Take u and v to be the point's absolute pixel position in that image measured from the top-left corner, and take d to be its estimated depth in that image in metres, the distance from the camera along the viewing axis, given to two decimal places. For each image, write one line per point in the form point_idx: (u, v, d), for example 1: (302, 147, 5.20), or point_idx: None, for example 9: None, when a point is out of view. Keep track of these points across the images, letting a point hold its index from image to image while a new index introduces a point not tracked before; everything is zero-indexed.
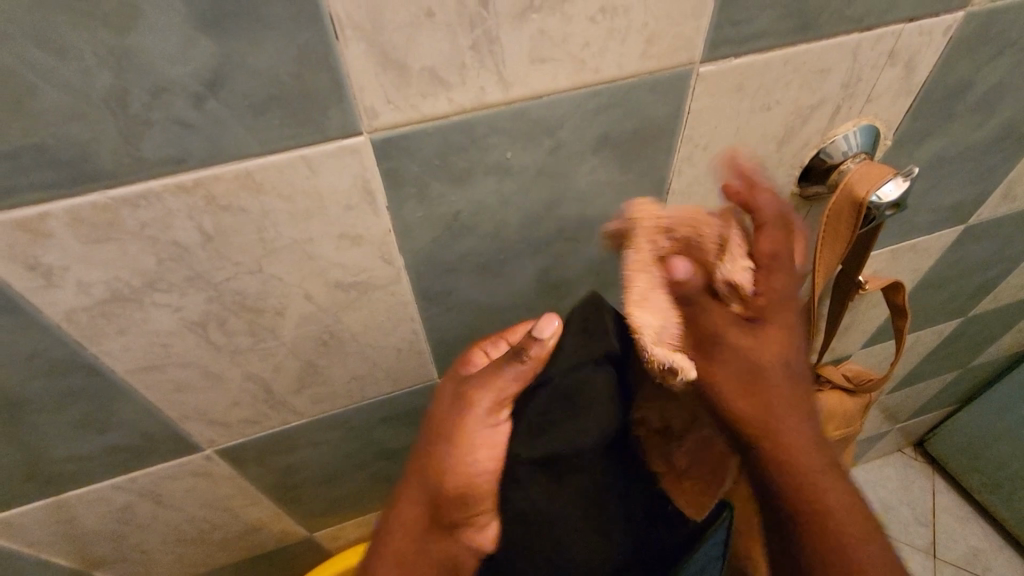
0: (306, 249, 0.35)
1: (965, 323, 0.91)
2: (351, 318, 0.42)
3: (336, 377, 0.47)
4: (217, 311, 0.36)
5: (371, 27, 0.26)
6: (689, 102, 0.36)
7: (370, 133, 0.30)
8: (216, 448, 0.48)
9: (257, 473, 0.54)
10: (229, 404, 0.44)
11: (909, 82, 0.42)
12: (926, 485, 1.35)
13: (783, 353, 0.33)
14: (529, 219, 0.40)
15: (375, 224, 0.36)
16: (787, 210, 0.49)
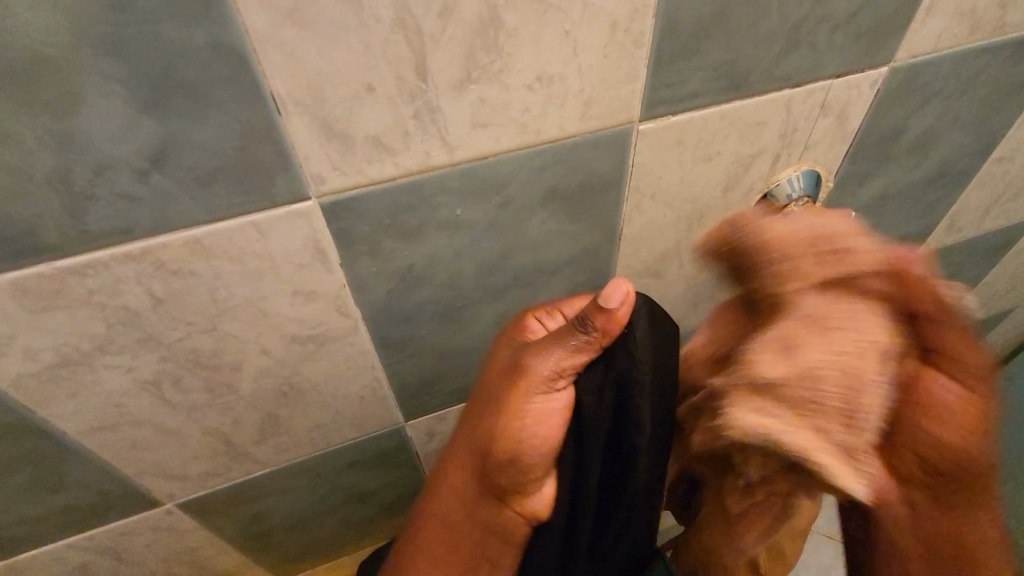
0: (260, 306, 0.36)
1: None
2: (310, 369, 0.42)
3: (298, 426, 0.47)
4: (171, 370, 0.36)
5: (312, 102, 0.27)
6: (632, 156, 0.38)
7: (318, 198, 0.31)
8: (176, 502, 0.48)
9: (222, 524, 0.53)
10: (188, 457, 0.44)
11: (843, 130, 0.44)
12: None
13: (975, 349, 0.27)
14: (484, 269, 0.41)
15: (329, 280, 0.36)
16: None
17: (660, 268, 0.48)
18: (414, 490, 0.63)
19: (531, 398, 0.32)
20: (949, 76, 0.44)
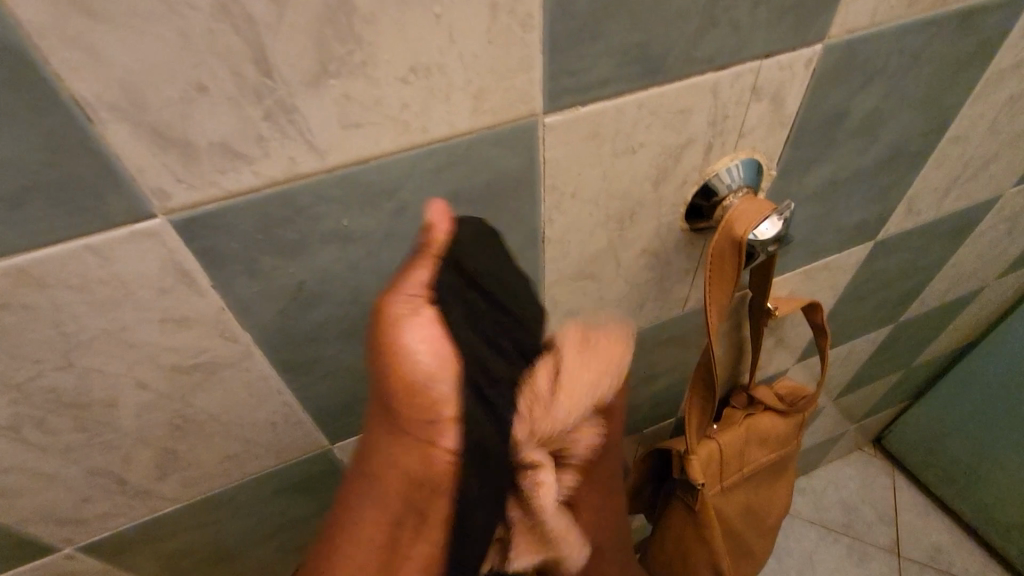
0: (123, 337, 0.32)
1: (898, 327, 0.92)
2: (204, 399, 0.38)
3: (206, 457, 0.43)
4: (30, 412, 0.33)
5: (129, 105, 0.23)
6: (542, 152, 0.34)
7: (166, 215, 0.27)
8: (77, 546, 0.44)
9: (141, 563, 0.50)
10: (78, 500, 0.40)
11: (781, 114, 0.41)
12: (886, 482, 1.36)
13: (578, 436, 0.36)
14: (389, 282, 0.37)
15: (203, 305, 0.32)
16: (681, 245, 0.48)
17: (594, 269, 0.45)
18: None
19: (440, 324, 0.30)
20: (893, 52, 0.41)
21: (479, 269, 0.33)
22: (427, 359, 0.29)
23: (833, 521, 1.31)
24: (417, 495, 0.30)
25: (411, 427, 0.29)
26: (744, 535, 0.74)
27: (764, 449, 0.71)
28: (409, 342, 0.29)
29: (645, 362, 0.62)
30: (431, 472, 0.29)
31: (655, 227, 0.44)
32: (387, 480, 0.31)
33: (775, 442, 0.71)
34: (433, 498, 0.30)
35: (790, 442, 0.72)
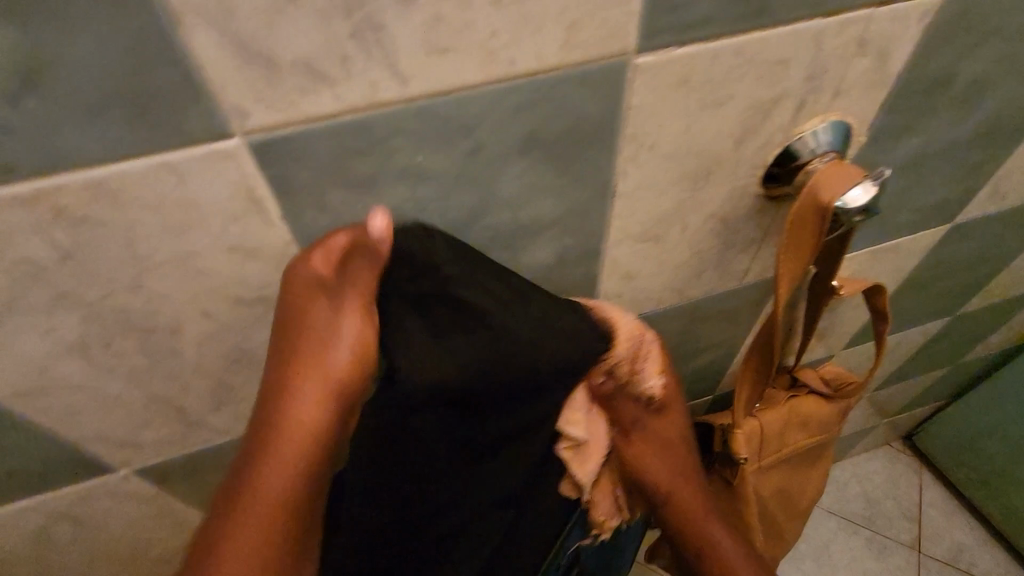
0: (192, 263, 0.31)
1: (953, 321, 0.88)
2: (263, 335, 0.38)
3: (259, 394, 0.43)
4: (99, 333, 0.33)
5: (218, 10, 0.22)
6: (627, 97, 0.32)
7: (244, 136, 0.26)
8: (133, 469, 0.45)
9: (190, 491, 0.51)
10: (137, 424, 0.41)
11: (882, 74, 0.38)
12: (913, 480, 1.33)
13: (669, 426, 0.45)
14: (454, 227, 0.36)
15: (270, 236, 0.32)
16: (751, 213, 0.45)
17: (659, 232, 0.43)
18: None
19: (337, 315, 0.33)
20: (1016, 10, 0.37)
21: (473, 275, 0.32)
22: (347, 351, 0.33)
23: (853, 513, 1.29)
24: (312, 451, 0.33)
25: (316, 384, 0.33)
26: (776, 517, 0.73)
27: (807, 431, 0.69)
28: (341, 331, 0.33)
29: (692, 335, 0.61)
30: (315, 432, 0.33)
31: (729, 191, 0.42)
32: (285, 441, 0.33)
33: (817, 426, 0.69)
34: (331, 441, 0.34)
35: (834, 426, 0.70)
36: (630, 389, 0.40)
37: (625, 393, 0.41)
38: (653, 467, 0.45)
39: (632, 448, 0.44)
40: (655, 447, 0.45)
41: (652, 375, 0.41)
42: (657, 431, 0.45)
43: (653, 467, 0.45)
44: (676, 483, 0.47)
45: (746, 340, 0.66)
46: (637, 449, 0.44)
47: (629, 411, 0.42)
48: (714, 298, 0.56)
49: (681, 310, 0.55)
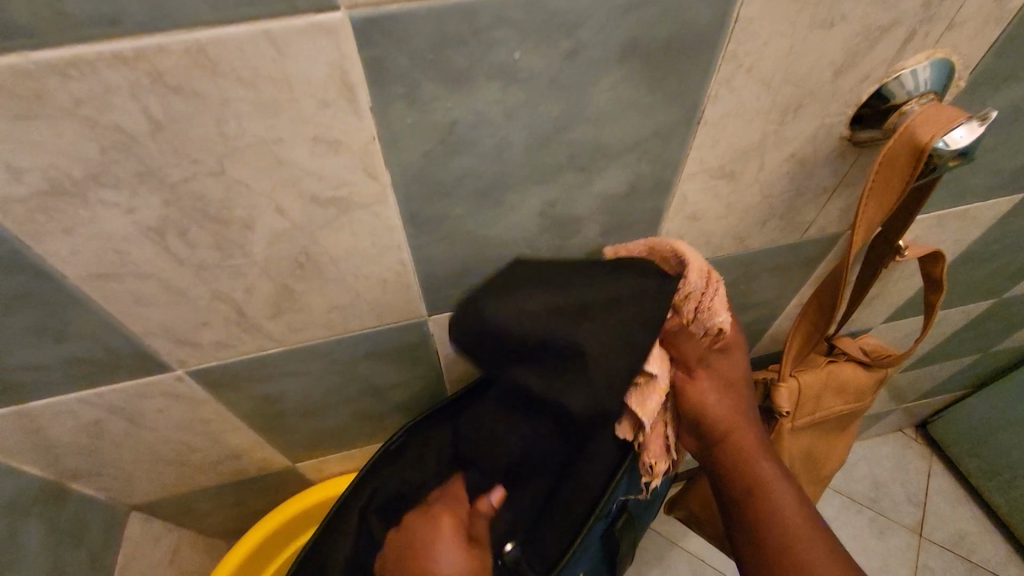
0: (275, 151, 0.31)
1: (997, 304, 0.86)
2: (330, 239, 0.38)
3: (316, 303, 0.43)
4: (176, 217, 0.33)
5: None
6: (739, 6, 0.30)
7: (350, 9, 0.25)
8: (187, 369, 0.46)
9: (235, 399, 0.52)
10: (198, 323, 0.41)
11: (1001, 9, 0.35)
12: (922, 466, 1.31)
13: (732, 361, 0.49)
14: (536, 140, 0.35)
15: (356, 130, 0.31)
16: (831, 157, 0.43)
17: (734, 168, 0.42)
18: (430, 390, 0.61)
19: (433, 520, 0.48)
20: None
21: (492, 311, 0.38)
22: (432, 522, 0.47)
23: (858, 493, 1.26)
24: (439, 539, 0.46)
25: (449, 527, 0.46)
26: (799, 481, 0.73)
27: (842, 398, 0.68)
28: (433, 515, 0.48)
29: (740, 290, 0.60)
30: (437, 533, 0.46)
31: (815, 129, 0.40)
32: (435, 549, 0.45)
33: (852, 395, 0.69)
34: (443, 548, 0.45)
35: (869, 395, 0.69)
36: (691, 322, 0.44)
37: (689, 322, 0.44)
38: (712, 408, 0.46)
39: (691, 385, 0.46)
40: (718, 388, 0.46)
41: (717, 311, 0.43)
42: (717, 371, 0.47)
43: (714, 411, 0.46)
44: (735, 431, 0.46)
45: (791, 301, 0.65)
46: (695, 386, 0.46)
47: (692, 345, 0.46)
48: (771, 252, 0.54)
49: (736, 261, 0.54)
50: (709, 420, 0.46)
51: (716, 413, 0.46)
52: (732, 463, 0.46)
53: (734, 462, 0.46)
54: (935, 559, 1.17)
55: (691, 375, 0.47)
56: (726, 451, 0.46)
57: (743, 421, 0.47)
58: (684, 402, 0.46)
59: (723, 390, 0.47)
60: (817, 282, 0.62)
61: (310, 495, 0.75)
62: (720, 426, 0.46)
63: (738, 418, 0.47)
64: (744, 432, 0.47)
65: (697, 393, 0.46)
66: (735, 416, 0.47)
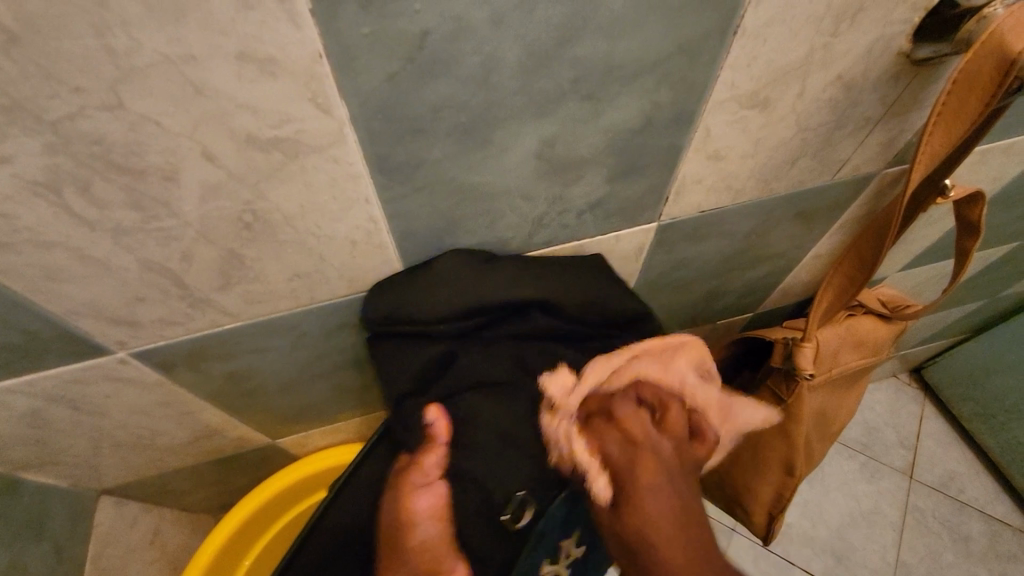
0: (189, 74, 0.23)
1: (1014, 249, 0.81)
2: (280, 194, 0.30)
3: (273, 271, 0.36)
4: (73, 170, 0.25)
5: None
6: None
7: None
8: (128, 351, 0.39)
9: (193, 380, 0.46)
10: (131, 298, 0.34)
11: None
12: (915, 411, 1.22)
13: (655, 439, 0.38)
14: (532, 59, 0.27)
15: (294, 43, 0.23)
16: (882, 81, 0.36)
17: (770, 95, 0.35)
18: None
19: (397, 511, 0.39)
20: None
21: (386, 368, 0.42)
22: (419, 504, 0.38)
23: (850, 438, 1.17)
24: (398, 537, 0.38)
25: (408, 529, 0.38)
26: (810, 441, 0.69)
27: (861, 352, 0.63)
28: (410, 505, 0.38)
29: (759, 241, 0.54)
30: (406, 520, 0.38)
31: (870, 42, 0.33)
32: (409, 537, 0.38)
33: (870, 349, 0.64)
34: (410, 533, 0.38)
35: (887, 349, 0.65)
36: (614, 373, 0.42)
37: (619, 372, 0.42)
38: (615, 428, 0.39)
39: (621, 406, 0.40)
40: (639, 427, 0.39)
41: (628, 370, 0.42)
42: (644, 416, 0.40)
43: (611, 436, 0.39)
44: (637, 458, 0.36)
45: (810, 251, 0.59)
46: (625, 408, 0.40)
47: (620, 395, 0.41)
48: (799, 196, 0.48)
49: (759, 208, 0.48)
50: (608, 459, 0.37)
51: (628, 432, 0.38)
52: (625, 479, 0.36)
53: (631, 500, 0.35)
54: (924, 500, 1.11)
55: (618, 411, 0.40)
56: (625, 470, 0.36)
57: (658, 445, 0.38)
58: (608, 442, 0.38)
59: (629, 418, 0.40)
60: (842, 227, 0.55)
61: (297, 469, 0.71)
62: (624, 454, 0.37)
63: (660, 465, 0.36)
64: (659, 471, 0.36)
65: (619, 427, 0.39)
66: (653, 463, 0.36)
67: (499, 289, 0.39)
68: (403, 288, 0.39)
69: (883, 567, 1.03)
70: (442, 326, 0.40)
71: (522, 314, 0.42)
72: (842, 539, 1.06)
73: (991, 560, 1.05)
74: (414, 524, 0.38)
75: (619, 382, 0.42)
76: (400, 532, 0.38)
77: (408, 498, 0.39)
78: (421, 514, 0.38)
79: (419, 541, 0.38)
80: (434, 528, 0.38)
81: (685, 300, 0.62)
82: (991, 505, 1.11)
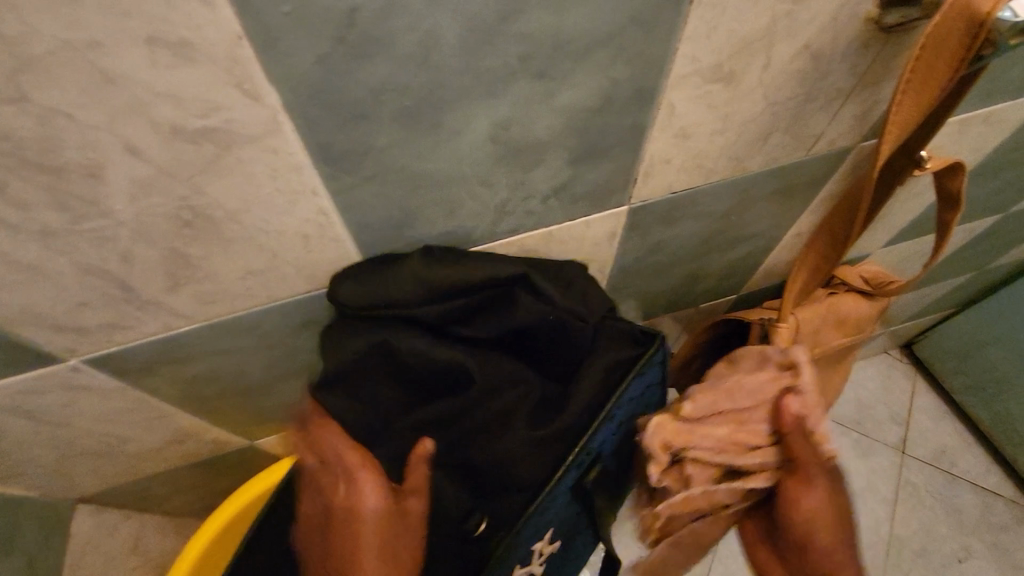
0: (97, 63, 0.21)
1: (1001, 219, 0.80)
2: (219, 189, 0.29)
3: (224, 270, 0.35)
4: None
5: None
6: None
7: None
8: (81, 358, 0.38)
9: (154, 385, 0.45)
10: (74, 304, 0.33)
11: None
12: (906, 386, 1.22)
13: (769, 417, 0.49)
14: (474, 36, 0.26)
15: (208, 25, 0.22)
16: (852, 49, 0.35)
17: (735, 67, 0.33)
18: None
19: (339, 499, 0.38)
20: None
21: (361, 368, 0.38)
22: (365, 501, 0.37)
23: (842, 416, 1.17)
24: (338, 525, 0.38)
25: (348, 527, 0.37)
26: None
27: (843, 331, 0.63)
28: (357, 496, 0.37)
29: (737, 221, 0.52)
30: (348, 514, 0.37)
31: (836, 8, 0.31)
32: (351, 534, 0.37)
33: (852, 327, 0.63)
34: (346, 529, 0.37)
35: (869, 327, 0.64)
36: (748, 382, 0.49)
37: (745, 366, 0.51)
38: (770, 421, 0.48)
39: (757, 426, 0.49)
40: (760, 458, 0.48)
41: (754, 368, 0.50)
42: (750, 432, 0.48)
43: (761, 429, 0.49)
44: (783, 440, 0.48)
45: (790, 229, 0.58)
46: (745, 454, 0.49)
47: (755, 424, 0.49)
48: (774, 173, 0.47)
49: (733, 187, 0.46)
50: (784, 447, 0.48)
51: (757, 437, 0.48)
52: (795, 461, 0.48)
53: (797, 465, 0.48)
54: (916, 474, 1.11)
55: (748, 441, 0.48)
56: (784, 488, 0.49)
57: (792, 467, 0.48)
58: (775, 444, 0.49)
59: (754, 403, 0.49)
60: (822, 203, 0.54)
61: (279, 469, 0.69)
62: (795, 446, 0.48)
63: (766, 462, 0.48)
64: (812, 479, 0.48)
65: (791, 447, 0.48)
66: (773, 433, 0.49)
67: (489, 271, 0.39)
68: (379, 286, 0.37)
69: (875, 541, 1.03)
70: (428, 311, 0.38)
71: (510, 301, 0.40)
72: None
73: (982, 531, 1.06)
74: (356, 520, 0.37)
75: (748, 428, 0.49)
76: (338, 520, 0.38)
77: (357, 491, 0.37)
78: (370, 514, 0.37)
79: (355, 541, 0.37)
80: (369, 527, 0.37)
81: (665, 284, 0.60)
82: (982, 476, 1.12)
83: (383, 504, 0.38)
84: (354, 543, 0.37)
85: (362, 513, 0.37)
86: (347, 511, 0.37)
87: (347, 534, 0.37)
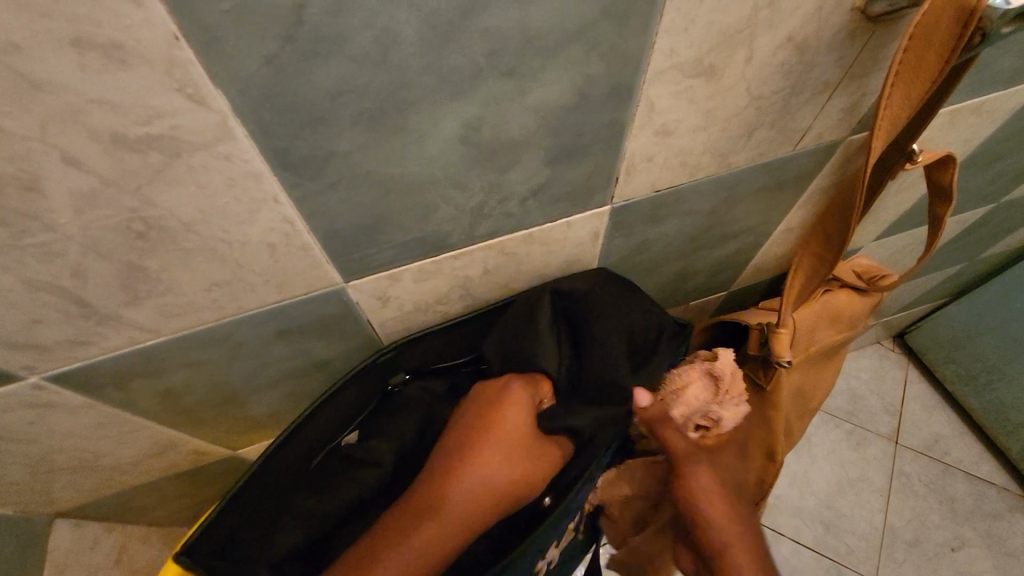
0: (20, 69, 0.20)
1: (992, 210, 0.79)
2: (171, 199, 0.27)
3: (186, 282, 0.33)
4: None
5: None
6: None
7: None
8: (41, 376, 0.37)
9: (124, 400, 0.43)
10: (27, 321, 0.31)
11: None
12: (899, 376, 1.22)
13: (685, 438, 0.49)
14: (435, 33, 0.24)
15: (141, 26, 0.20)
16: (838, 40, 0.34)
17: (716, 60, 0.32)
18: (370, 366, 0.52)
19: (457, 441, 0.41)
20: None
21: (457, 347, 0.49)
22: (489, 438, 0.40)
23: (835, 408, 1.17)
24: (452, 462, 0.39)
25: (464, 463, 0.39)
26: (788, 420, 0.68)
27: (836, 328, 0.61)
28: (480, 435, 0.40)
29: (724, 218, 0.51)
30: (469, 450, 0.40)
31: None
32: (465, 470, 0.39)
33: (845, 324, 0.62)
34: (464, 466, 0.39)
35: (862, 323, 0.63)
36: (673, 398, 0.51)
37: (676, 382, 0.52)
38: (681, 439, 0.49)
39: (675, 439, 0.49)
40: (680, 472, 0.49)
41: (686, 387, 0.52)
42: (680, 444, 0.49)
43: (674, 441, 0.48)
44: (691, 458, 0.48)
45: (779, 225, 0.57)
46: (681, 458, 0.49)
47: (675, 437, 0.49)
48: (761, 169, 0.45)
49: (719, 184, 0.45)
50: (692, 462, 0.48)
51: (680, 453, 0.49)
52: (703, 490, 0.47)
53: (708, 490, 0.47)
54: (910, 464, 1.11)
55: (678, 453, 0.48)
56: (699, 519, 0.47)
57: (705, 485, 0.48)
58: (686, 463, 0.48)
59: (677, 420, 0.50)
60: (811, 198, 0.53)
61: None
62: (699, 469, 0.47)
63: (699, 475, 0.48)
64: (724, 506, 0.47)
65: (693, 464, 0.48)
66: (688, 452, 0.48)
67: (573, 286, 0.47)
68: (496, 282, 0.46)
69: (870, 532, 1.03)
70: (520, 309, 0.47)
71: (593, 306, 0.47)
72: (829, 508, 1.06)
73: (976, 519, 1.06)
74: (479, 452, 0.40)
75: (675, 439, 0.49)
76: (450, 461, 0.39)
77: (477, 431, 0.41)
78: (494, 454, 0.40)
79: (472, 474, 0.38)
80: (494, 465, 0.39)
81: (652, 284, 0.59)
82: (975, 464, 1.12)
83: (480, 489, 0.38)
84: (466, 480, 0.38)
85: (480, 452, 0.40)
86: (460, 451, 0.40)
87: (461, 469, 0.39)
